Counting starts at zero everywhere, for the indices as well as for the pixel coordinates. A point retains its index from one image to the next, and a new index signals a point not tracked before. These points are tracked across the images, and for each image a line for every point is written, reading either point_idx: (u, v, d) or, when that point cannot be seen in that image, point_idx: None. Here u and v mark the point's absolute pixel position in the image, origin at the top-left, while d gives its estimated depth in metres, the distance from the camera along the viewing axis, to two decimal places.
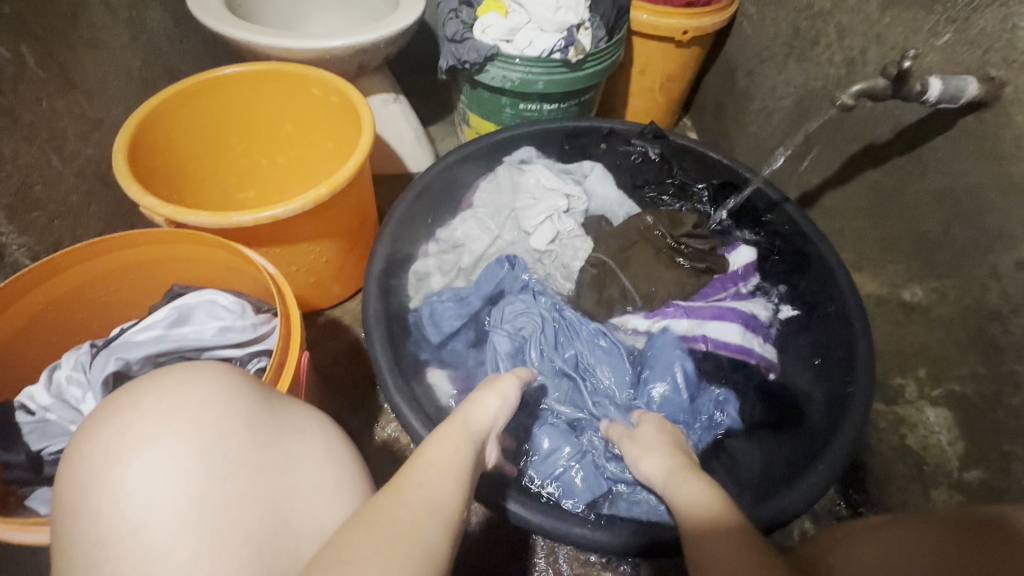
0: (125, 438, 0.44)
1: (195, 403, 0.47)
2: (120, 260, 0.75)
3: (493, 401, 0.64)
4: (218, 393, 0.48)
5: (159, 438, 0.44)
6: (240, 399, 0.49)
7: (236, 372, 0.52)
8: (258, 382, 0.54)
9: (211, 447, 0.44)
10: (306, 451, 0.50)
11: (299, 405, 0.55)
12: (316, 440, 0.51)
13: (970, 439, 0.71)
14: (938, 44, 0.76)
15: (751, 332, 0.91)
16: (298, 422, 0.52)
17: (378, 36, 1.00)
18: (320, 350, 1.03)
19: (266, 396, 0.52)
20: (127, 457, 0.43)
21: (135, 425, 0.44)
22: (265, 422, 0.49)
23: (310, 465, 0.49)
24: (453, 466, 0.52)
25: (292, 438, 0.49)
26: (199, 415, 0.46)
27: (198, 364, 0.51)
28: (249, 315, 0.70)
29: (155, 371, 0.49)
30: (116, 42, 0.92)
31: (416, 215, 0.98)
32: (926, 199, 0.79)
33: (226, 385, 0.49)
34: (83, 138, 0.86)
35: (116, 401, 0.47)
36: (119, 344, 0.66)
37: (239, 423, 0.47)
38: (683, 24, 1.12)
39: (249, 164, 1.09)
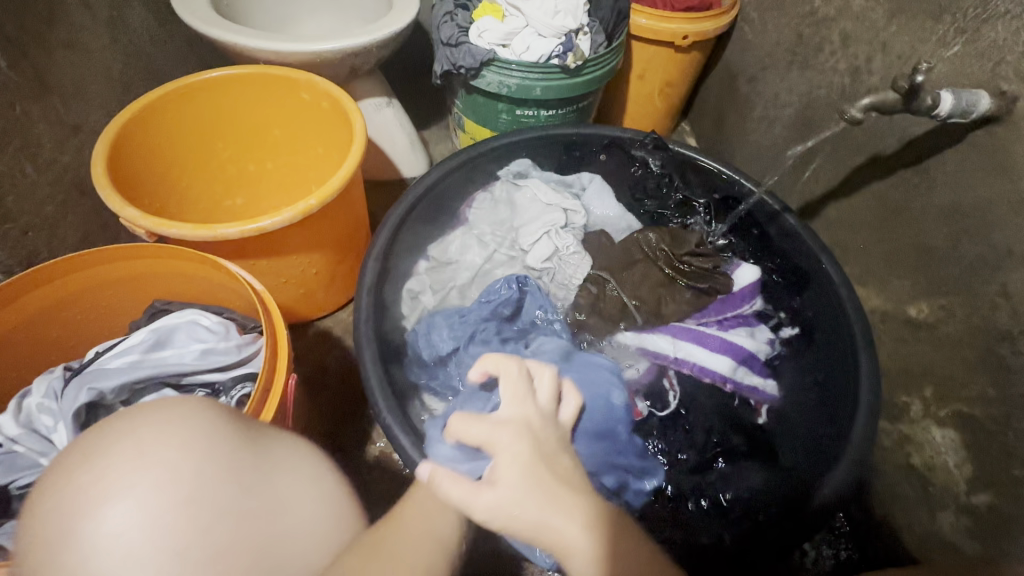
0: (96, 491, 0.40)
1: (176, 447, 0.43)
2: (97, 276, 0.72)
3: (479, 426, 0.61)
4: (201, 434, 0.44)
5: (134, 491, 0.40)
6: (224, 440, 0.45)
7: (216, 408, 0.48)
8: (242, 415, 0.51)
9: (196, 498, 0.41)
10: (295, 492, 0.47)
11: (285, 438, 0.52)
12: (305, 478, 0.49)
13: (980, 462, 0.69)
14: (947, 55, 0.73)
15: (745, 366, 0.87)
16: (285, 459, 0.49)
17: (370, 38, 0.97)
18: (309, 364, 1.00)
19: (250, 431, 0.49)
20: (101, 512, 0.39)
21: (107, 476, 0.40)
22: (253, 463, 0.46)
23: (301, 507, 0.46)
24: (450, 497, 0.53)
25: (281, 479, 0.47)
26: (181, 462, 0.42)
27: (177, 398, 0.47)
28: (234, 337, 0.67)
29: (133, 411, 0.44)
30: (96, 43, 0.88)
31: (412, 227, 0.96)
32: (934, 213, 0.77)
33: (207, 424, 0.45)
34: (59, 144, 0.82)
35: (82, 445, 0.42)
36: (92, 372, 0.62)
37: (224, 466, 0.44)
38: (683, 29, 1.10)
39: (236, 171, 1.05)
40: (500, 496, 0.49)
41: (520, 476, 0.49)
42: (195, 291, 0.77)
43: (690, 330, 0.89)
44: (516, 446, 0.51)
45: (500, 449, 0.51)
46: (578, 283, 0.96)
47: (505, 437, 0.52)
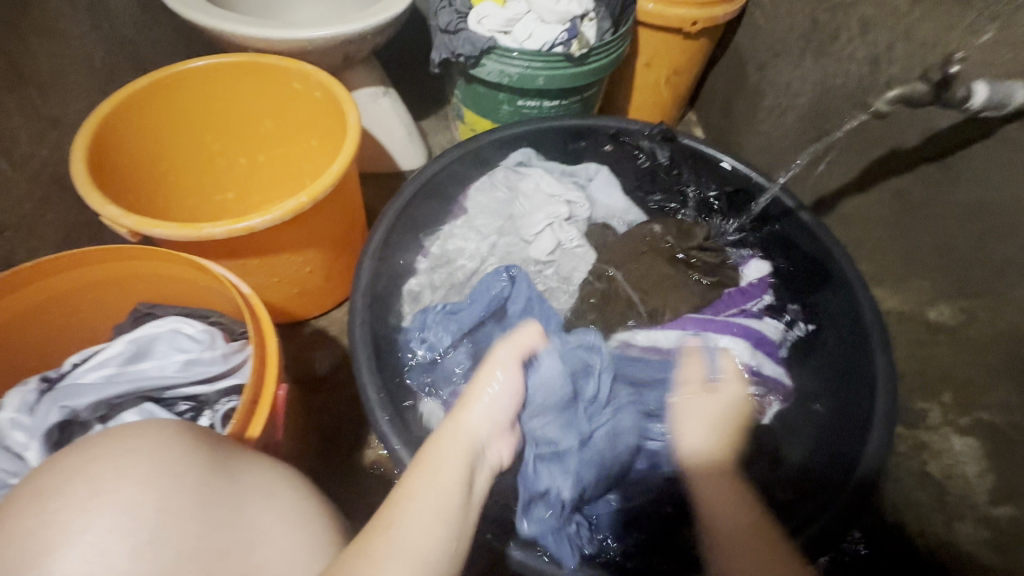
0: (50, 536, 0.40)
1: (133, 482, 0.43)
2: (74, 280, 0.68)
3: (481, 399, 0.59)
4: (161, 465, 0.44)
5: (88, 533, 0.40)
6: (189, 470, 0.45)
7: (186, 435, 0.48)
8: (215, 437, 0.51)
9: (153, 536, 0.41)
10: (269, 522, 0.46)
11: (259, 463, 0.51)
12: (281, 506, 0.48)
13: (1004, 472, 0.66)
14: (977, 43, 0.69)
15: (761, 351, 0.85)
16: (259, 485, 0.48)
17: (364, 25, 0.92)
18: (304, 365, 0.97)
19: (220, 458, 0.48)
20: (51, 559, 0.39)
21: (60, 519, 0.40)
22: (219, 494, 0.45)
23: (281, 537, 0.45)
24: (429, 495, 0.47)
25: (254, 508, 0.46)
26: (139, 498, 0.42)
27: (145, 428, 0.47)
28: (220, 345, 0.64)
29: (96, 443, 0.45)
30: (75, 30, 0.84)
31: (408, 224, 0.91)
32: (957, 212, 0.73)
33: (170, 455, 0.45)
34: (37, 139, 0.78)
35: (38, 486, 0.43)
36: (66, 387, 0.58)
37: (188, 500, 0.43)
38: (692, 15, 1.05)
39: (226, 164, 1.00)
40: (711, 404, 0.74)
41: (728, 404, 0.74)
42: (182, 293, 0.73)
43: (705, 320, 0.85)
44: (734, 391, 0.75)
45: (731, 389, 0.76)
46: (582, 276, 0.93)
47: (735, 386, 0.76)
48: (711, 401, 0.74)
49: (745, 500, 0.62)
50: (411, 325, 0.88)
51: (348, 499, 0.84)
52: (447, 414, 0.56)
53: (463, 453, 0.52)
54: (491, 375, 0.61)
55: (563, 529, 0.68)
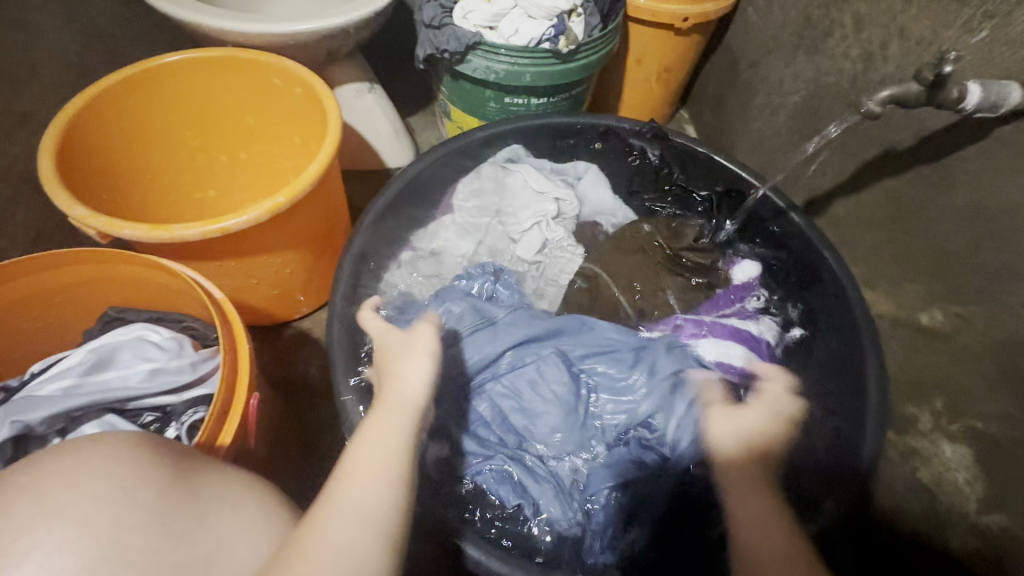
0: None
1: (85, 498, 0.39)
2: (36, 286, 0.65)
3: (414, 364, 0.53)
4: (118, 480, 0.41)
5: (35, 554, 0.37)
6: (149, 483, 0.42)
7: (146, 446, 0.45)
8: (179, 446, 0.49)
9: (107, 555, 0.38)
10: (232, 535, 0.44)
11: (224, 470, 0.49)
12: (244, 517, 0.46)
13: (995, 482, 0.66)
14: (973, 41, 0.67)
15: (756, 353, 0.83)
16: (223, 496, 0.46)
17: (346, 20, 0.89)
18: (287, 368, 0.94)
19: (183, 469, 0.46)
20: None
21: (3, 540, 0.37)
22: (180, 508, 0.43)
23: (244, 553, 0.43)
24: (377, 466, 0.45)
25: (217, 521, 0.44)
26: (92, 515, 0.39)
27: (98, 439, 0.44)
28: (189, 353, 0.62)
29: (47, 453, 0.42)
30: (46, 24, 0.81)
31: (393, 221, 0.89)
32: (952, 214, 0.72)
33: (129, 467, 0.42)
34: (5, 136, 0.75)
35: None
36: (20, 402, 0.56)
37: (147, 516, 0.41)
38: (683, 10, 1.03)
39: (206, 162, 0.98)
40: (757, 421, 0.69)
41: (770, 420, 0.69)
42: (153, 298, 0.71)
43: (698, 326, 0.84)
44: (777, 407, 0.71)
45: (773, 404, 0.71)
46: (570, 275, 0.92)
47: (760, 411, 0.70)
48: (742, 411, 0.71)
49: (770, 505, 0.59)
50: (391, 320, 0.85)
51: None
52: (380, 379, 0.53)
53: (406, 419, 0.49)
54: (421, 342, 0.55)
55: (505, 473, 0.73)
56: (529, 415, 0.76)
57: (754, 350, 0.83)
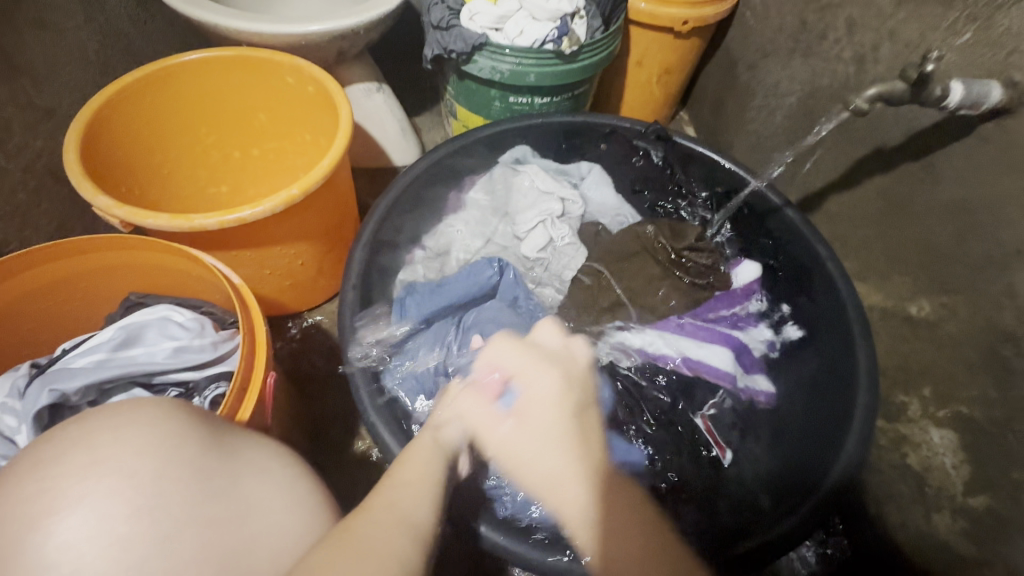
0: (50, 501, 0.41)
1: (131, 453, 0.43)
2: (66, 268, 0.69)
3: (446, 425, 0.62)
4: (160, 439, 0.45)
5: (89, 498, 0.41)
6: (187, 443, 0.46)
7: (186, 410, 0.49)
8: (214, 415, 0.52)
9: (151, 504, 0.42)
10: (263, 496, 0.47)
11: (257, 439, 0.52)
12: (273, 481, 0.49)
13: (976, 463, 0.68)
14: (957, 43, 0.71)
15: (739, 362, 0.86)
16: (253, 461, 0.49)
17: (357, 21, 0.93)
18: (296, 357, 0.97)
19: (217, 434, 0.49)
20: (51, 521, 0.40)
21: (61, 485, 0.41)
22: (215, 468, 0.46)
23: (271, 510, 0.46)
24: (426, 482, 0.54)
25: (249, 482, 0.47)
26: (137, 467, 0.43)
27: (144, 401, 0.48)
28: (209, 333, 0.65)
29: (101, 408, 0.47)
30: (68, 22, 0.84)
31: (402, 218, 0.93)
32: (939, 209, 0.75)
33: (170, 429, 0.46)
34: (30, 129, 0.78)
35: (37, 454, 0.44)
36: (55, 372, 0.59)
37: (185, 472, 0.44)
38: (683, 14, 1.06)
39: (221, 158, 1.01)
40: (525, 430, 0.60)
41: (543, 437, 0.59)
42: (174, 284, 0.74)
43: (686, 324, 0.87)
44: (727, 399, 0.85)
45: (538, 386, 0.63)
46: (573, 272, 0.94)
47: (545, 376, 0.64)
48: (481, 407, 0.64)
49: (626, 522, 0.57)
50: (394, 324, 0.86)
51: (338, 488, 0.85)
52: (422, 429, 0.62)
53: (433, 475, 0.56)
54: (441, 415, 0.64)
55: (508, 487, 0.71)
56: None
57: (740, 358, 0.87)
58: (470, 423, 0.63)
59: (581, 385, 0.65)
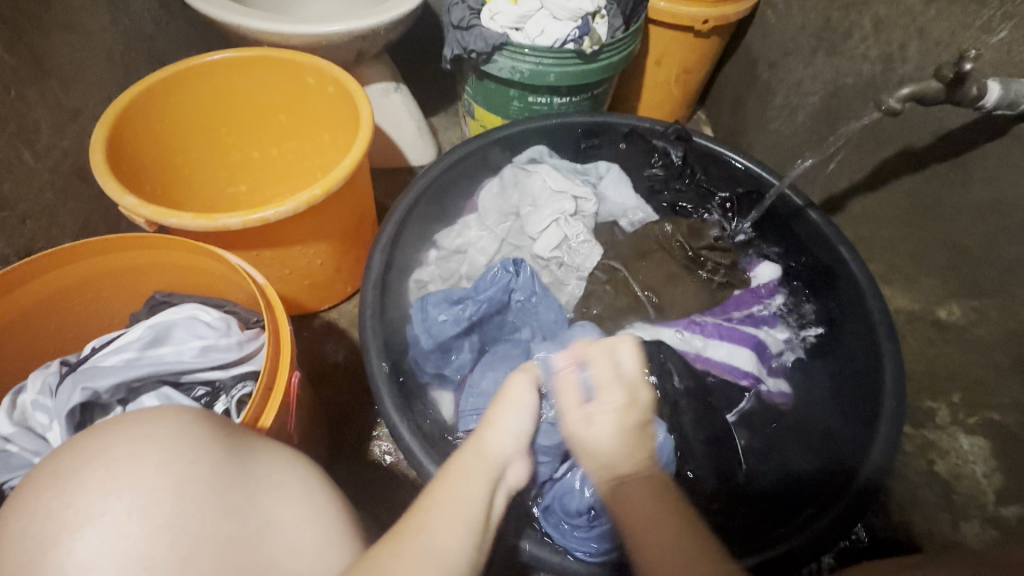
0: (68, 517, 0.39)
1: (150, 468, 0.41)
2: (95, 267, 0.69)
3: (511, 418, 0.58)
4: (180, 451, 0.43)
5: (107, 516, 0.39)
6: (203, 457, 0.43)
7: (204, 422, 0.46)
8: (232, 424, 0.49)
9: (169, 522, 0.39)
10: (282, 512, 0.44)
11: (274, 449, 0.49)
12: (291, 495, 0.46)
13: (1010, 472, 0.67)
14: (992, 42, 0.69)
15: (762, 361, 0.86)
16: (272, 473, 0.46)
17: (378, 21, 0.93)
18: (314, 356, 0.97)
19: (237, 446, 0.46)
20: (69, 539, 0.38)
21: (79, 502, 0.39)
22: (235, 482, 0.43)
23: (291, 527, 0.44)
24: (463, 512, 0.48)
25: (267, 498, 0.44)
26: (154, 484, 0.40)
27: (161, 411, 0.45)
28: (235, 332, 0.65)
29: (120, 420, 0.44)
30: (96, 24, 0.85)
31: (420, 218, 0.92)
32: (970, 211, 0.73)
33: (188, 441, 0.43)
34: (58, 130, 0.79)
35: (54, 469, 0.42)
36: (86, 370, 0.60)
37: (203, 488, 0.42)
38: (704, 13, 1.05)
39: (241, 158, 1.02)
40: (600, 429, 0.61)
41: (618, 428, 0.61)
42: (198, 283, 0.75)
43: (708, 325, 0.86)
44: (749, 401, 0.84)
45: (609, 397, 0.64)
46: (589, 271, 0.94)
47: (617, 392, 0.64)
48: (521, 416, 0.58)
49: (675, 527, 0.53)
50: (428, 347, 0.83)
51: (355, 487, 0.85)
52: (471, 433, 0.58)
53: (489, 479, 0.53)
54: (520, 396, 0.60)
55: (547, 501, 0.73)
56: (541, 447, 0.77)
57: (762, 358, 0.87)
58: (513, 440, 0.57)
59: (642, 410, 0.64)
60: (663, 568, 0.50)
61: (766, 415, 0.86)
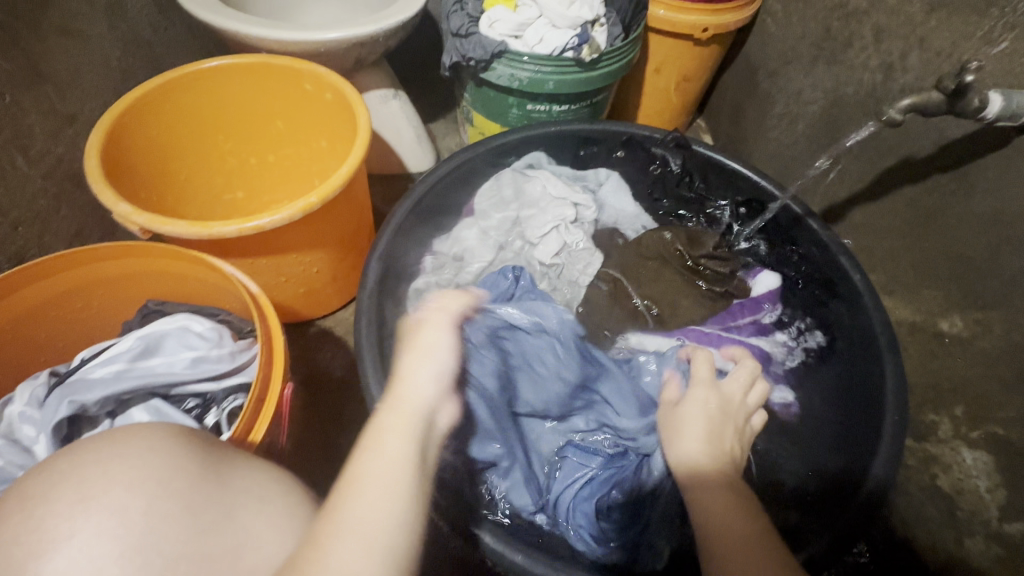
0: (34, 541, 0.37)
1: (122, 487, 0.40)
2: (87, 275, 0.69)
3: (424, 367, 0.51)
4: (152, 469, 0.41)
5: (75, 538, 0.37)
6: (179, 473, 0.42)
7: (181, 438, 0.45)
8: (212, 439, 0.49)
9: (143, 541, 0.38)
10: (258, 529, 0.43)
11: (253, 465, 0.49)
12: (271, 510, 0.45)
13: (1014, 486, 0.66)
14: (993, 52, 0.69)
15: (765, 371, 0.86)
16: (251, 489, 0.45)
17: (376, 28, 0.92)
18: (309, 364, 0.96)
19: (212, 463, 0.45)
20: (34, 565, 0.36)
21: (46, 524, 0.37)
22: (210, 500, 0.42)
23: (271, 543, 0.43)
24: (387, 481, 0.43)
25: (246, 515, 0.43)
26: (126, 503, 0.39)
27: (136, 428, 0.45)
28: (227, 343, 0.64)
29: (93, 439, 0.43)
30: (92, 29, 0.85)
31: (417, 225, 0.92)
32: (972, 222, 0.72)
33: (163, 458, 0.42)
34: (52, 136, 0.79)
35: (24, 490, 0.40)
36: (74, 383, 0.59)
37: (179, 506, 0.40)
38: (703, 21, 1.04)
39: (238, 164, 1.01)
40: (692, 410, 0.65)
41: (704, 414, 0.64)
42: (192, 291, 0.74)
43: (707, 333, 0.86)
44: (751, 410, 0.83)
45: (703, 389, 0.67)
46: (589, 278, 0.93)
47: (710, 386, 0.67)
48: (435, 352, 0.52)
49: (744, 509, 0.53)
50: None
51: None
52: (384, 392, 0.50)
53: (415, 427, 0.48)
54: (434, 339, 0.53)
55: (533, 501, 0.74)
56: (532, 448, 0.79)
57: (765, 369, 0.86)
58: (431, 381, 0.50)
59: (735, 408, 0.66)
60: (727, 536, 0.51)
61: (769, 424, 0.84)
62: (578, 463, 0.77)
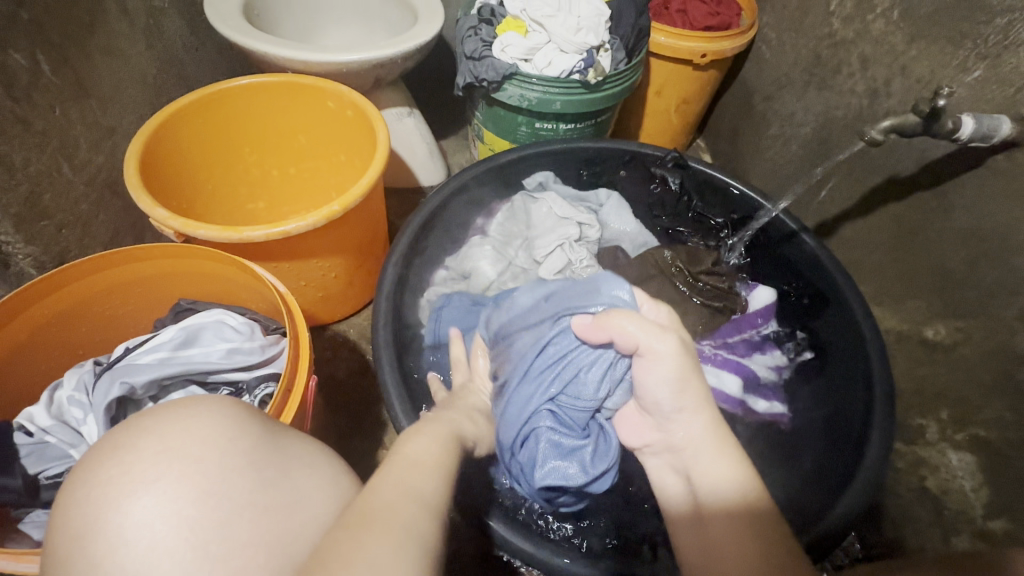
0: (122, 484, 0.41)
1: (198, 442, 0.44)
2: (129, 274, 0.74)
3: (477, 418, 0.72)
4: (221, 429, 0.46)
5: (159, 481, 0.42)
6: (244, 435, 0.47)
7: (245, 408, 0.50)
8: (266, 414, 0.53)
9: (214, 489, 0.42)
10: (311, 488, 0.47)
11: (302, 437, 0.53)
12: (321, 476, 0.49)
13: (996, 487, 0.69)
14: (968, 79, 0.74)
15: (753, 389, 0.90)
16: (302, 456, 0.50)
17: (395, 51, 0.99)
18: (325, 365, 1.01)
19: (270, 430, 0.49)
20: (126, 502, 0.40)
21: (134, 469, 0.42)
22: (268, 458, 0.47)
23: (320, 502, 0.47)
24: (433, 464, 0.52)
25: (299, 476, 0.47)
26: (202, 455, 0.44)
27: (203, 396, 0.49)
28: (259, 337, 0.70)
29: (172, 403, 0.47)
30: (132, 48, 0.92)
31: (431, 234, 0.97)
32: (952, 235, 0.77)
33: (231, 421, 0.47)
34: (94, 146, 0.85)
35: (113, 442, 0.45)
36: (123, 367, 0.64)
37: (243, 461, 0.45)
38: (701, 47, 1.11)
39: (261, 175, 1.07)
40: (662, 358, 0.64)
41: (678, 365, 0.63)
42: (222, 291, 0.79)
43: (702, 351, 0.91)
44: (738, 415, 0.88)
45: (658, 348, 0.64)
46: None
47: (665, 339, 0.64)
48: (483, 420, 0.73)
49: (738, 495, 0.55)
50: (427, 340, 0.92)
51: None
52: (425, 419, 0.63)
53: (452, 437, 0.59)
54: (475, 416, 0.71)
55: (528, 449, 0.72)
56: (522, 388, 0.74)
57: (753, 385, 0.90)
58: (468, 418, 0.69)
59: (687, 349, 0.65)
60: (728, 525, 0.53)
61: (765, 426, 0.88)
62: (568, 405, 0.72)
